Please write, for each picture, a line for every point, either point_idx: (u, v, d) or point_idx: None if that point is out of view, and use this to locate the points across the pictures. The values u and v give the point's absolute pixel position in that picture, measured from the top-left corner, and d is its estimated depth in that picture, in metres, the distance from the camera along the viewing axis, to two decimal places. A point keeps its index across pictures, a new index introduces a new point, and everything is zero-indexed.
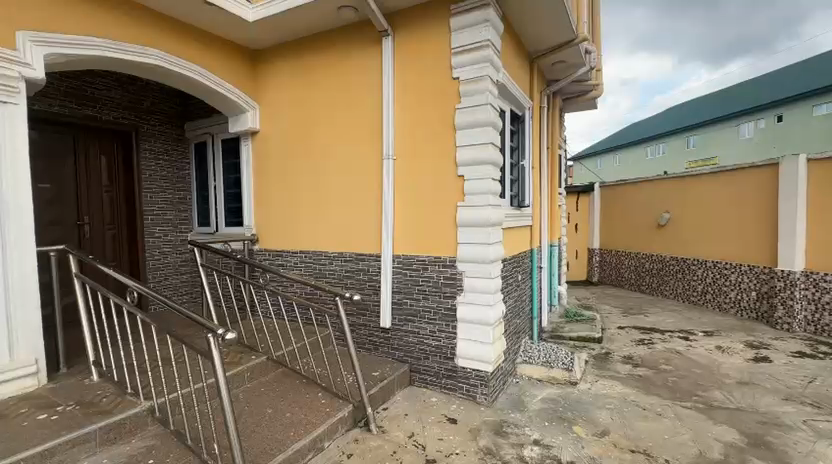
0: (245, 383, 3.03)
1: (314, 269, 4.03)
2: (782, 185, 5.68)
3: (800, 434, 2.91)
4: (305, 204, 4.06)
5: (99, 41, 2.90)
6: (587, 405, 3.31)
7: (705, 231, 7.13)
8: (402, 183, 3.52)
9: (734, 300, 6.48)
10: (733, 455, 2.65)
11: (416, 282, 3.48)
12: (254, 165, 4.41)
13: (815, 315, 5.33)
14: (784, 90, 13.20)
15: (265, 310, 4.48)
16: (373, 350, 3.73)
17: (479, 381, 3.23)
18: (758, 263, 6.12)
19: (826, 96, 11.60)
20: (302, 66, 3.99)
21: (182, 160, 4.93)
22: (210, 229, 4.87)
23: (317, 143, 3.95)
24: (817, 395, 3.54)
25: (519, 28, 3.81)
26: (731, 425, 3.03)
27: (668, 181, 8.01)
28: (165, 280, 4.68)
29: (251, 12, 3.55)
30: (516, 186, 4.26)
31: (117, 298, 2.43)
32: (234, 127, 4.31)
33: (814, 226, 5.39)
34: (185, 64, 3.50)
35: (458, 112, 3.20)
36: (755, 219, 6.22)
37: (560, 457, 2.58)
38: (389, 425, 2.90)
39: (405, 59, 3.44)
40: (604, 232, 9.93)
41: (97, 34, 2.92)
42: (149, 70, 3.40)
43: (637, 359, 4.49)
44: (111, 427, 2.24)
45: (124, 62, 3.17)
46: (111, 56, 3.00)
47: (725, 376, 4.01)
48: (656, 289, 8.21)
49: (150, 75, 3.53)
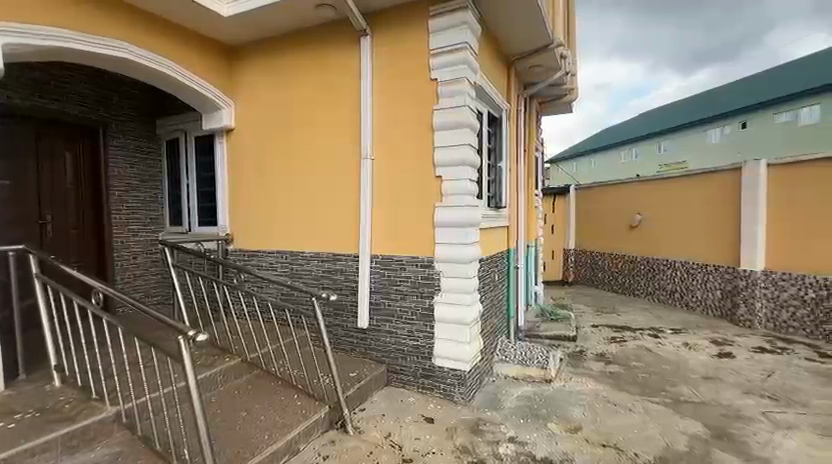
0: (217, 386, 2.96)
1: (290, 269, 3.97)
2: (745, 188, 5.98)
3: (759, 426, 3.05)
4: (282, 203, 3.99)
5: (68, 34, 2.80)
6: (561, 403, 3.38)
7: (674, 232, 7.41)
8: (382, 184, 3.51)
9: (701, 298, 6.76)
10: (697, 446, 2.76)
11: (394, 282, 3.49)
12: (229, 163, 4.31)
13: (775, 312, 5.62)
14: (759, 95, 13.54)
15: (240, 312, 4.39)
16: (350, 350, 3.70)
17: (456, 380, 3.26)
18: (722, 263, 6.41)
19: (798, 103, 11.97)
20: (280, 62, 3.93)
21: (154, 158, 4.78)
22: (183, 228, 4.74)
23: (295, 142, 3.89)
24: (775, 388, 3.74)
25: (499, 31, 3.86)
26: (696, 418, 3.16)
27: (639, 184, 8.27)
28: (135, 281, 4.53)
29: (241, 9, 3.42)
30: (494, 187, 4.30)
31: (82, 300, 2.32)
32: (209, 125, 4.22)
33: (774, 227, 5.69)
34: (158, 60, 3.41)
35: (437, 113, 3.23)
36: (720, 221, 6.51)
37: (534, 453, 2.63)
38: (366, 425, 2.89)
39: (383, 59, 3.45)
40: (579, 232, 10.17)
41: (67, 27, 2.81)
42: (121, 64, 3.29)
43: (609, 357, 4.63)
44: (73, 436, 2.15)
45: (95, 56, 3.06)
46: (81, 49, 2.90)
47: (691, 371, 4.18)
48: (628, 288, 8.45)
49: (123, 70, 3.42)
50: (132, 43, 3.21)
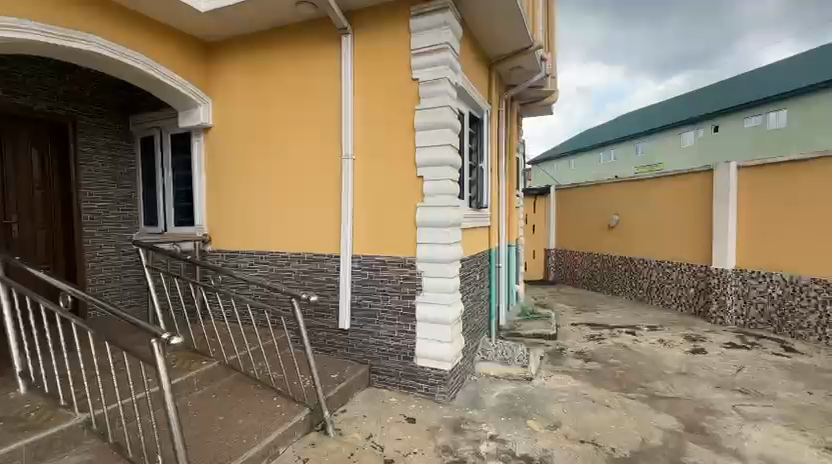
0: (193, 390, 2.89)
1: (270, 270, 3.91)
2: (717, 189, 6.19)
3: (730, 419, 3.16)
4: (262, 203, 3.92)
5: (37, 26, 2.69)
6: (541, 400, 3.43)
7: (650, 232, 7.62)
8: (363, 184, 3.49)
9: (675, 296, 6.97)
10: (671, 440, 2.84)
11: (376, 283, 3.47)
12: (206, 162, 4.21)
13: (744, 308, 5.84)
14: (729, 100, 14.04)
15: (218, 314, 4.30)
16: (331, 352, 3.67)
17: (438, 380, 3.27)
18: (695, 261, 6.63)
19: (767, 107, 12.40)
20: (260, 60, 3.86)
21: (127, 156, 4.63)
22: (159, 228, 4.61)
23: (274, 142, 3.83)
24: (745, 382, 3.88)
25: (480, 33, 3.89)
26: (670, 413, 3.25)
27: (617, 185, 8.47)
28: (107, 284, 4.37)
29: (221, 4, 3.35)
30: (475, 187, 4.36)
31: (48, 303, 2.22)
32: (186, 122, 4.12)
33: (744, 227, 5.91)
34: (132, 55, 3.31)
35: (418, 113, 3.23)
36: (693, 220, 6.71)
37: (514, 450, 2.66)
38: (347, 427, 2.86)
39: (365, 59, 3.44)
40: (559, 232, 10.36)
41: (35, 19, 2.69)
42: (92, 58, 3.17)
43: (588, 354, 4.72)
44: (39, 445, 2.06)
45: (64, 50, 2.94)
46: (50, 42, 2.79)
47: (667, 367, 4.31)
48: (606, 287, 8.64)
49: (94, 65, 3.31)
50: (106, 38, 3.12)
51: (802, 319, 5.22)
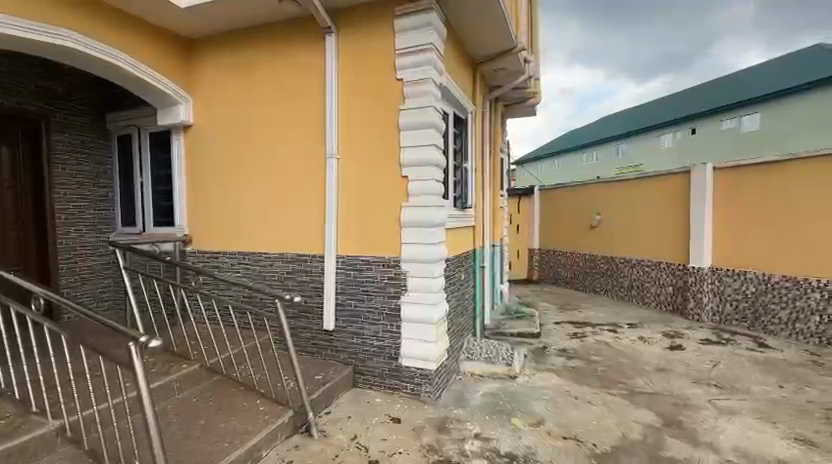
0: (173, 394, 2.83)
1: (253, 270, 3.86)
2: (694, 190, 6.37)
3: (706, 413, 3.26)
4: (244, 203, 3.87)
5: (16, 22, 2.64)
6: (525, 398, 3.47)
7: (631, 231, 7.79)
8: (348, 184, 3.48)
9: (654, 294, 7.14)
10: (650, 434, 2.91)
11: (360, 283, 3.46)
12: (187, 161, 4.12)
13: (720, 306, 6.02)
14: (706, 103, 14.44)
15: (199, 316, 4.22)
16: (315, 353, 3.64)
17: (423, 379, 3.28)
18: (673, 260, 6.81)
19: (743, 110, 12.78)
20: (242, 58, 3.80)
21: (103, 154, 4.49)
22: (137, 229, 4.50)
23: (257, 141, 3.78)
24: (721, 377, 4.01)
25: (464, 34, 3.92)
26: (649, 408, 3.33)
27: (599, 186, 8.63)
28: (83, 286, 4.24)
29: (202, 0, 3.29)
30: (460, 187, 4.38)
31: (20, 306, 2.13)
32: (165, 120, 4.02)
33: (719, 226, 6.10)
34: (114, 52, 3.26)
35: (402, 113, 3.24)
36: (671, 220, 6.89)
37: (499, 448, 2.68)
38: (332, 429, 2.85)
39: (348, 59, 3.42)
40: (543, 232, 10.49)
41: (14, 14, 2.64)
42: (71, 55, 3.11)
43: (571, 352, 4.80)
44: (10, 454, 1.99)
45: (42, 46, 2.88)
46: (29, 37, 2.73)
47: (646, 363, 4.41)
48: (588, 286, 8.79)
49: (75, 62, 3.24)
50: (86, 34, 3.06)
51: (773, 315, 5.40)
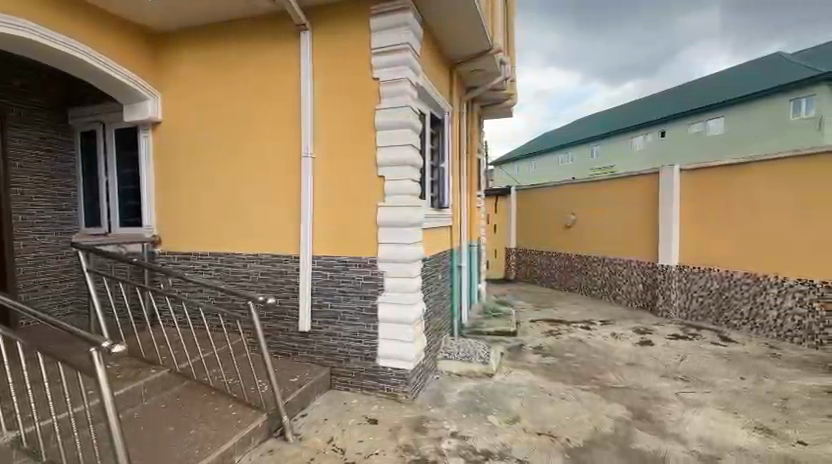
0: (140, 401, 2.73)
1: (226, 271, 3.76)
2: (662, 191, 6.61)
3: (673, 405, 3.38)
4: (217, 203, 3.76)
5: None
6: (501, 396, 3.51)
7: (603, 230, 8.00)
8: (324, 184, 3.43)
9: (625, 291, 7.38)
10: (621, 427, 3.00)
11: (337, 284, 3.42)
12: (155, 159, 3.98)
13: (687, 302, 6.28)
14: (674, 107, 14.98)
15: (169, 320, 4.08)
16: (291, 355, 3.57)
17: (400, 379, 3.28)
18: (643, 259, 7.04)
19: (709, 115, 13.29)
20: (214, 54, 3.70)
21: (65, 151, 4.28)
22: (103, 230, 4.33)
23: (230, 140, 3.69)
24: (687, 370, 4.17)
25: (441, 34, 3.93)
26: (620, 402, 3.44)
27: (573, 186, 8.84)
28: (43, 290, 4.04)
29: None
30: (437, 187, 4.41)
31: None
32: (132, 116, 3.87)
33: (686, 226, 6.35)
34: (79, 45, 3.11)
35: (379, 113, 3.22)
36: (641, 220, 7.12)
37: (475, 446, 2.70)
38: (307, 432, 2.80)
39: (324, 57, 3.38)
40: (519, 231, 10.66)
41: None
42: (32, 48, 2.96)
43: (546, 349, 4.89)
44: None
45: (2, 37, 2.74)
46: None
47: (617, 358, 4.54)
48: (563, 284, 9.00)
49: (36, 55, 3.09)
50: (50, 27, 2.93)
51: (736, 310, 5.66)
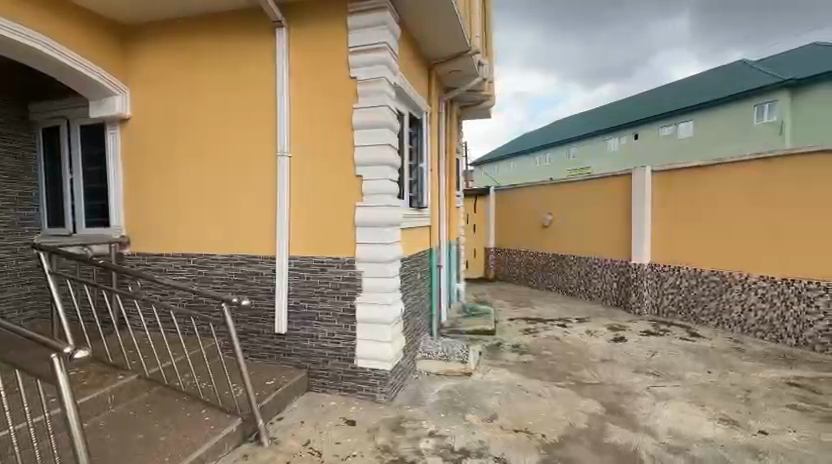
0: (107, 408, 2.62)
1: (199, 273, 3.66)
2: (635, 191, 6.81)
3: (644, 399, 3.49)
4: (188, 202, 3.66)
5: None
6: (480, 394, 3.54)
7: (579, 230, 8.19)
8: (300, 184, 3.38)
9: (600, 289, 7.56)
10: (595, 422, 3.07)
11: (314, 284, 3.38)
12: (123, 157, 3.84)
13: (658, 299, 6.49)
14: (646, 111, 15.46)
15: (138, 323, 3.94)
16: (267, 358, 3.51)
17: (378, 380, 3.27)
18: (617, 258, 7.23)
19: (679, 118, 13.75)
20: (186, 49, 3.60)
21: (25, 148, 4.08)
22: (67, 230, 4.14)
23: (203, 138, 3.59)
24: (658, 365, 4.31)
25: (419, 34, 3.93)
26: (594, 397, 3.52)
27: (550, 187, 9.01)
28: (2, 294, 3.83)
29: None
30: (416, 187, 4.41)
31: None
32: (98, 113, 3.72)
33: (657, 225, 6.56)
34: (42, 38, 2.97)
35: (356, 112, 3.20)
36: (614, 220, 7.31)
37: (453, 445, 2.72)
38: (283, 435, 2.76)
39: (301, 55, 3.33)
40: (498, 231, 10.81)
41: None
42: None
43: (524, 347, 4.97)
44: None
45: None
46: None
47: (592, 355, 4.66)
48: (540, 283, 9.15)
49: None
50: (11, 19, 2.79)
51: (703, 306, 5.88)
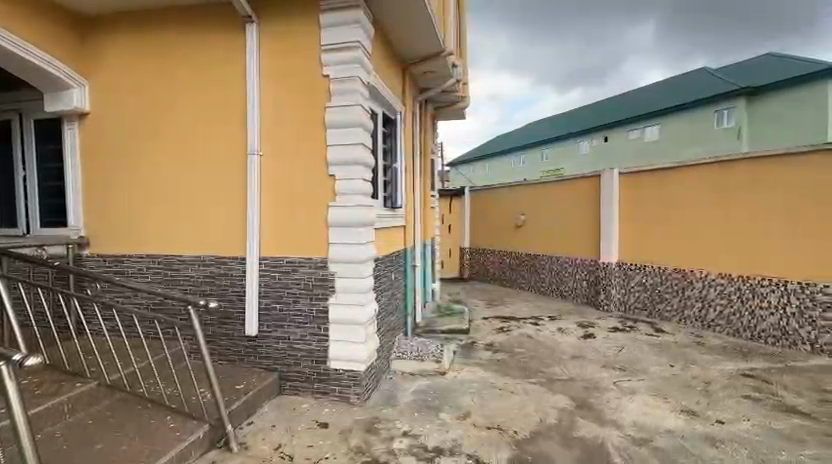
0: (63, 418, 2.49)
1: (165, 275, 3.53)
2: (604, 193, 7.04)
3: (611, 393, 3.61)
4: (153, 201, 3.52)
5: None
6: (453, 393, 3.56)
7: (550, 230, 8.38)
8: (272, 184, 3.32)
9: (571, 288, 7.76)
10: (564, 417, 3.15)
11: (286, 285, 3.32)
12: (81, 153, 3.65)
13: (625, 296, 6.72)
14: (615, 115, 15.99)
15: (99, 328, 3.76)
16: (236, 361, 3.42)
17: (351, 381, 3.24)
18: (586, 257, 7.45)
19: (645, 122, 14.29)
20: (151, 42, 3.46)
21: None
22: (19, 231, 3.91)
23: (169, 136, 3.47)
24: (625, 360, 4.46)
25: (393, 34, 3.92)
26: (564, 393, 3.61)
27: (523, 187, 9.19)
28: None
29: None
30: (389, 187, 4.40)
31: None
32: (54, 107, 3.51)
33: (625, 225, 6.80)
34: None
35: (328, 111, 3.17)
36: (584, 220, 7.53)
37: (426, 444, 2.73)
38: (253, 440, 2.70)
39: (272, 51, 3.26)
40: (473, 232, 10.93)
41: None
42: None
43: (497, 346, 5.03)
44: None
45: None
46: None
47: (563, 352, 4.77)
48: (514, 282, 9.30)
49: None
50: None
51: (667, 303, 6.14)
